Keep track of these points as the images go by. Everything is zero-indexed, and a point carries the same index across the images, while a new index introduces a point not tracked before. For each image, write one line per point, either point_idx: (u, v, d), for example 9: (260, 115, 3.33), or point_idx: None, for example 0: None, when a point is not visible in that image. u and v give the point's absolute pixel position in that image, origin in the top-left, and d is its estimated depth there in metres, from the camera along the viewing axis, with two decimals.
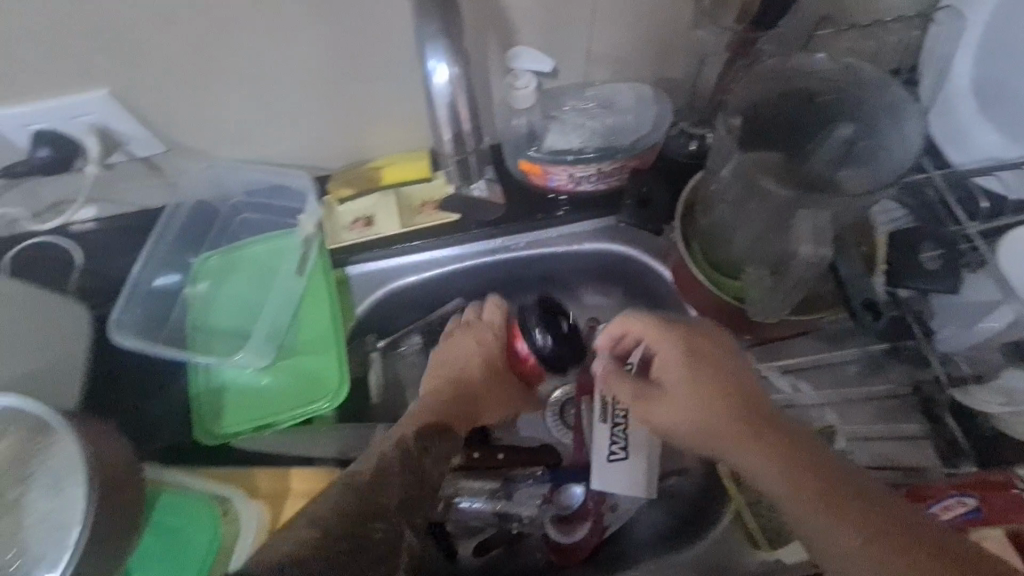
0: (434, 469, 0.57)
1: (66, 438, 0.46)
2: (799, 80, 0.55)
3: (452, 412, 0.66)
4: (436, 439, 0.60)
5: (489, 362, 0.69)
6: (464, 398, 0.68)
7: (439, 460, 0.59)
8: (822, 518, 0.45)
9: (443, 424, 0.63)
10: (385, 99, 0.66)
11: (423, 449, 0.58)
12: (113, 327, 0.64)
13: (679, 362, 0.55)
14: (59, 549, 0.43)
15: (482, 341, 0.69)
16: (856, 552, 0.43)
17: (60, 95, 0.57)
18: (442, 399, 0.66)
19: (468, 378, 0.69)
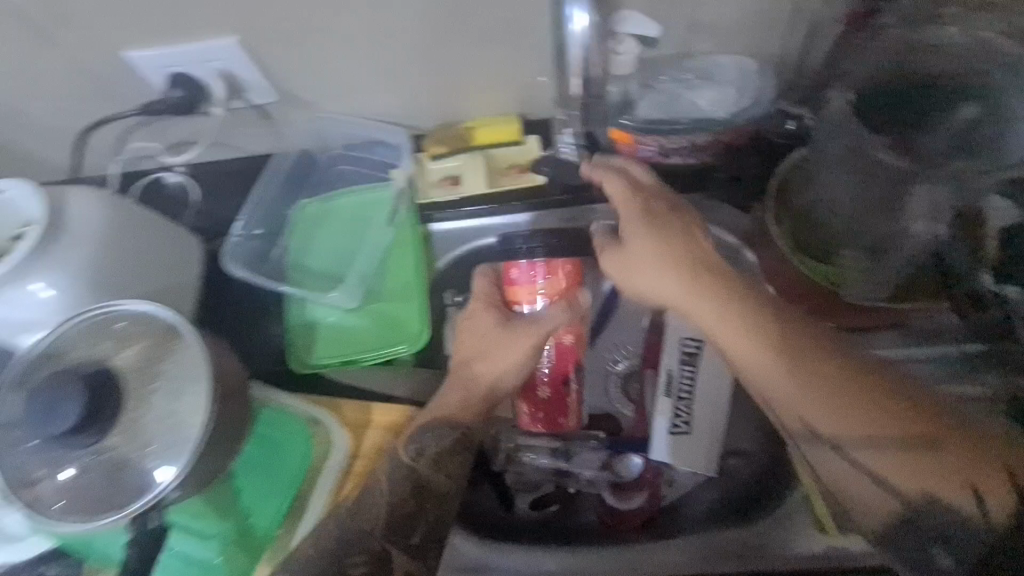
0: (437, 474, 0.57)
1: (187, 348, 0.52)
2: (920, 59, 0.53)
3: (457, 393, 0.63)
4: (427, 436, 0.59)
5: (480, 326, 0.66)
6: (466, 376, 0.64)
7: (443, 455, 0.58)
8: (791, 377, 0.48)
9: (450, 412, 0.61)
10: (485, 61, 0.67)
11: (418, 454, 0.58)
12: (226, 255, 0.70)
13: (647, 231, 0.59)
14: (180, 445, 0.49)
15: (480, 305, 0.67)
16: (824, 407, 0.47)
17: (195, 39, 0.62)
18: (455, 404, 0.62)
19: (469, 353, 0.66)
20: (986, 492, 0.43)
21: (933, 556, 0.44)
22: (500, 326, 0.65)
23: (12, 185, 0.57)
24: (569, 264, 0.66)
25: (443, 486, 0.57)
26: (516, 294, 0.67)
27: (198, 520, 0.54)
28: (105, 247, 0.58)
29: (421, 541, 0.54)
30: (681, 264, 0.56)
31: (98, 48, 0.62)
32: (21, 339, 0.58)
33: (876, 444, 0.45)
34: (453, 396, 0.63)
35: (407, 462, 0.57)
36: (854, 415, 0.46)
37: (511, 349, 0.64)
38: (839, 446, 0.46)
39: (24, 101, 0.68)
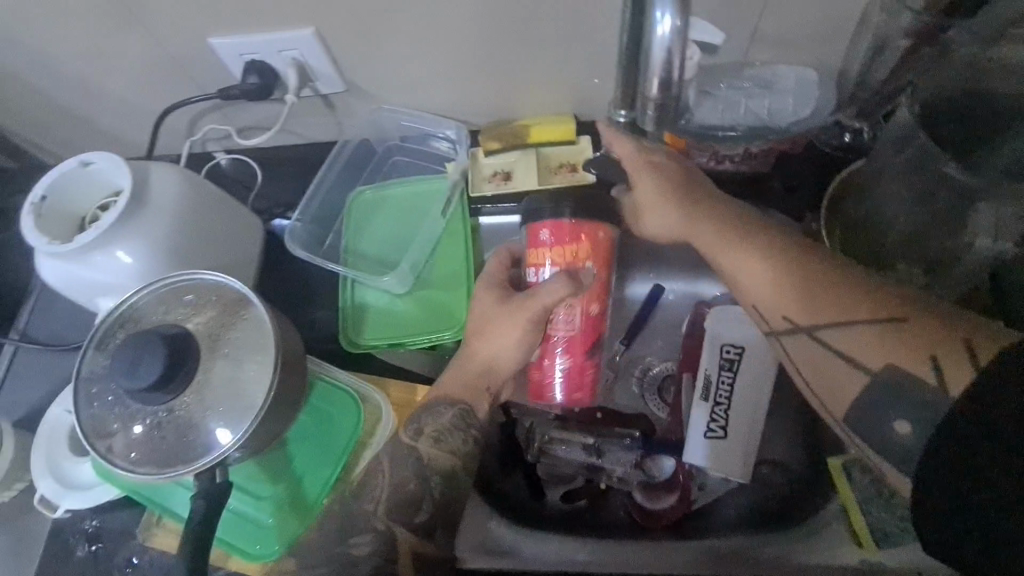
0: (438, 451, 0.57)
1: (255, 319, 0.55)
2: (986, 80, 0.54)
3: (459, 372, 0.63)
4: (427, 415, 0.60)
5: (484, 305, 0.64)
6: (472, 354, 0.63)
7: (443, 432, 0.58)
8: (767, 273, 0.54)
9: (450, 390, 0.62)
10: (546, 62, 0.69)
11: (418, 432, 0.58)
12: (287, 236, 0.73)
13: (649, 171, 0.61)
14: (246, 409, 0.52)
15: (486, 287, 0.65)
16: (794, 298, 0.52)
17: (274, 30, 0.66)
18: (459, 376, 0.62)
19: (473, 331, 0.64)
20: (944, 364, 0.45)
21: (893, 428, 0.47)
22: (502, 304, 0.63)
23: (99, 158, 0.60)
24: (591, 233, 0.61)
25: (444, 464, 0.57)
26: (534, 259, 0.63)
27: (255, 481, 0.59)
28: (181, 220, 0.62)
29: (427, 521, 0.54)
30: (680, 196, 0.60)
31: (183, 35, 0.66)
32: (99, 302, 0.63)
33: (855, 332, 0.49)
34: (456, 372, 0.63)
35: (408, 444, 0.57)
36: (819, 301, 0.51)
37: (513, 329, 0.61)
38: (812, 331, 0.51)
39: (110, 82, 0.72)
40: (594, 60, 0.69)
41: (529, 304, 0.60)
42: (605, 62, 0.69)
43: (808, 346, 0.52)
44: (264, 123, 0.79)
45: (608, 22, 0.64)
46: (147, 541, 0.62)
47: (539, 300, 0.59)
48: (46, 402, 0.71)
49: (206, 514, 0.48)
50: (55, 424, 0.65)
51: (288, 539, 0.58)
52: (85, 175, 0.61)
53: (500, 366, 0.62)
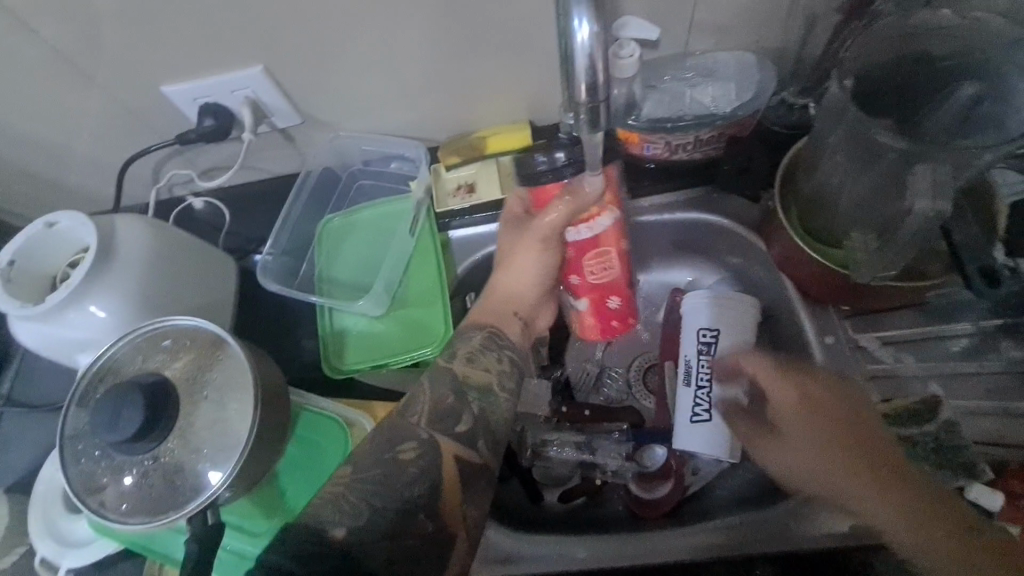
0: (471, 369, 0.60)
1: (228, 358, 0.56)
2: (918, 41, 0.54)
3: (493, 297, 0.68)
4: (461, 341, 0.64)
5: (509, 233, 0.68)
6: (502, 278, 0.68)
7: (474, 354, 0.61)
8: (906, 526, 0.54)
9: (483, 316, 0.66)
10: (494, 73, 0.71)
11: (453, 355, 0.61)
12: (261, 271, 0.75)
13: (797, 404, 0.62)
14: (230, 448, 0.53)
15: (509, 214, 0.69)
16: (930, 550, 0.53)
17: (224, 72, 0.67)
18: (490, 302, 0.68)
19: (503, 258, 0.69)
20: None
21: None
22: (522, 234, 0.66)
23: (64, 218, 0.61)
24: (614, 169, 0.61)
25: (483, 380, 0.59)
26: (536, 203, 0.64)
27: (249, 518, 0.59)
28: (151, 269, 0.63)
29: (468, 431, 0.55)
30: (828, 441, 0.60)
31: (135, 86, 0.67)
32: (78, 358, 0.64)
33: None
34: (488, 299, 0.68)
35: (447, 366, 0.60)
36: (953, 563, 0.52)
37: (531, 259, 0.66)
38: None
39: (69, 141, 0.73)
40: (539, 66, 0.70)
41: (540, 232, 0.63)
42: (551, 67, 0.70)
43: None
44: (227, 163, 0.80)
45: (547, 27, 0.65)
46: None
47: (548, 228, 0.62)
48: (38, 464, 0.72)
49: (200, 555, 0.49)
50: (49, 485, 0.66)
51: None
52: (52, 236, 0.62)
53: (522, 292, 0.68)
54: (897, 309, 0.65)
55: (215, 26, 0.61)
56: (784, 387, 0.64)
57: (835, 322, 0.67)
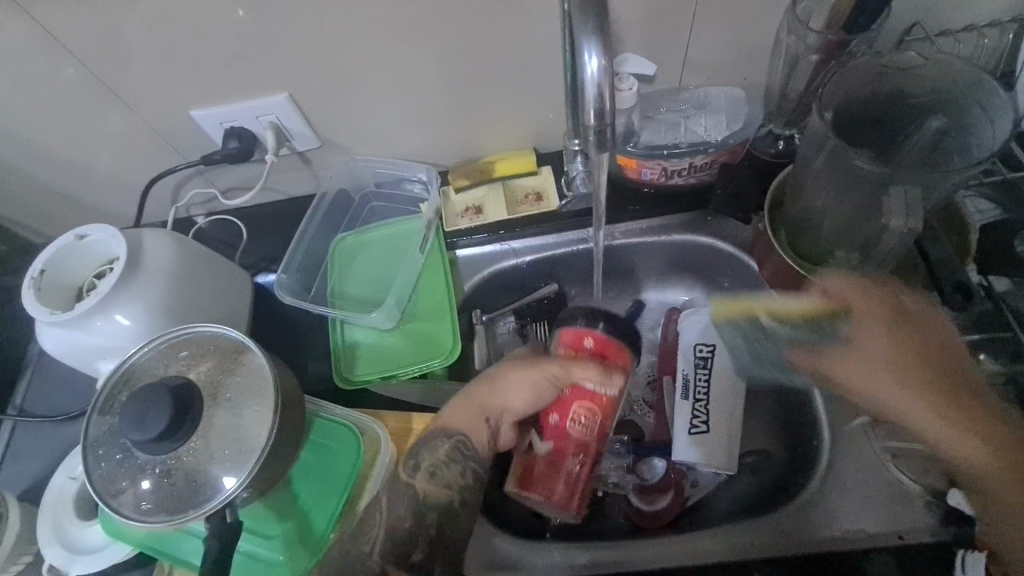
0: (431, 486, 0.59)
1: (247, 363, 0.58)
2: (892, 79, 0.59)
3: (460, 403, 0.65)
4: (426, 448, 0.62)
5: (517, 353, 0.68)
6: (473, 389, 0.65)
7: (438, 466, 0.60)
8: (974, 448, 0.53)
9: (449, 421, 0.64)
10: (503, 104, 0.76)
11: (416, 469, 0.60)
12: (280, 283, 0.79)
13: (888, 325, 0.60)
14: (248, 451, 0.55)
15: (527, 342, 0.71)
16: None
17: (250, 98, 0.71)
18: (470, 396, 0.65)
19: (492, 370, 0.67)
20: None
21: None
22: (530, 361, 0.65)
23: (94, 230, 0.64)
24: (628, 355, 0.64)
25: (436, 499, 0.58)
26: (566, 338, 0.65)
27: (263, 522, 0.61)
28: (173, 281, 0.66)
29: (420, 556, 0.56)
30: (907, 363, 0.58)
31: (165, 110, 0.72)
32: (98, 365, 0.66)
33: None
34: (447, 409, 0.65)
35: (407, 482, 0.60)
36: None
37: (528, 385, 0.64)
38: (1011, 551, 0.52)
39: (98, 160, 0.77)
40: (543, 98, 0.76)
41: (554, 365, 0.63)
42: (555, 99, 0.76)
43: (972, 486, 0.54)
44: (246, 183, 0.84)
45: (551, 64, 0.71)
46: None
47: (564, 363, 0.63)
48: (48, 472, 0.73)
49: (217, 558, 0.50)
50: (58, 492, 0.67)
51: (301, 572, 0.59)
52: (81, 247, 0.65)
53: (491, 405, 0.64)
54: None
55: (247, 55, 0.66)
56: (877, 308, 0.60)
57: None
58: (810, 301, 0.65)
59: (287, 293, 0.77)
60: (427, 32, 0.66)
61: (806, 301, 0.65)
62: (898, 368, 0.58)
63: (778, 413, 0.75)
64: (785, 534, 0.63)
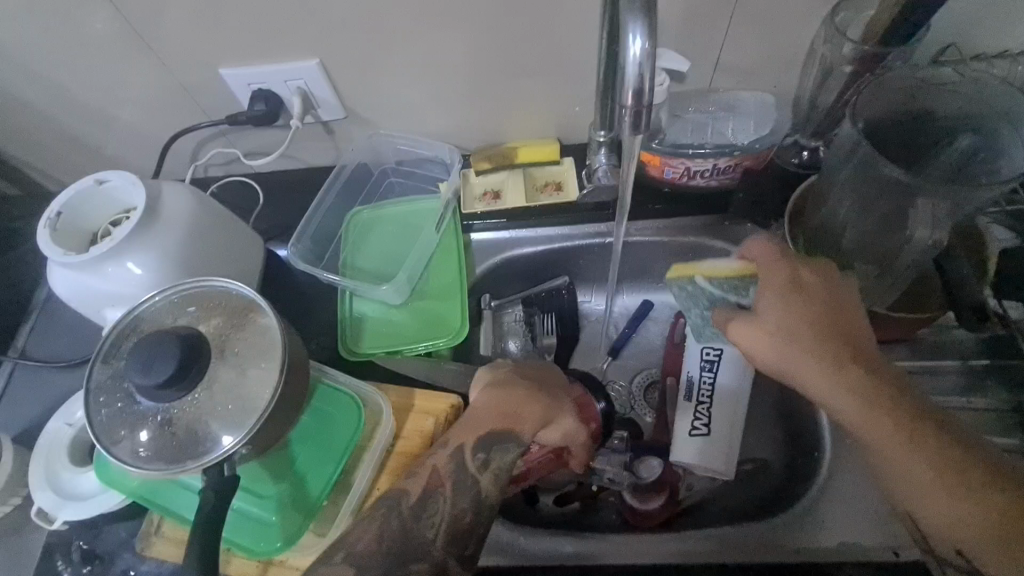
0: (494, 489, 0.57)
1: (257, 321, 0.58)
2: (926, 95, 0.59)
3: (525, 406, 0.60)
4: (495, 447, 0.58)
5: (556, 378, 0.67)
6: (537, 398, 0.62)
7: (504, 470, 0.58)
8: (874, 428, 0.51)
9: (520, 425, 0.59)
10: (530, 91, 0.76)
11: (484, 466, 0.57)
12: (294, 250, 0.78)
13: (786, 292, 0.57)
14: (251, 408, 0.54)
15: (543, 362, 0.69)
16: (910, 461, 0.50)
17: (280, 62, 0.71)
18: (532, 404, 0.61)
19: (540, 384, 0.64)
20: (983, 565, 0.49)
21: None
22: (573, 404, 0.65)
23: (115, 176, 0.64)
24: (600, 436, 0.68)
25: (494, 499, 0.57)
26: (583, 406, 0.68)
27: (258, 482, 0.60)
28: (188, 235, 0.65)
29: (473, 553, 0.55)
30: (796, 326, 0.56)
31: (194, 66, 0.71)
32: (106, 312, 0.66)
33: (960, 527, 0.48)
34: (509, 406, 0.60)
35: (472, 474, 0.57)
36: (929, 475, 0.49)
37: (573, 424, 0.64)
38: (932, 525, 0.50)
39: (121, 112, 0.77)
40: (573, 89, 0.76)
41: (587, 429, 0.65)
42: (584, 90, 0.76)
43: (886, 469, 0.51)
44: (267, 148, 0.84)
45: (585, 54, 0.71)
46: (145, 550, 0.63)
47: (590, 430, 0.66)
48: (44, 417, 0.73)
49: (214, 509, 0.50)
50: (53, 437, 0.66)
51: (291, 536, 0.59)
52: (101, 192, 0.65)
53: (549, 424, 0.62)
54: (890, 342, 0.68)
55: (283, 18, 0.66)
56: (776, 273, 0.59)
57: None
58: (737, 264, 0.64)
59: (297, 260, 0.77)
60: (464, 10, 0.65)
61: (735, 263, 0.64)
62: (789, 335, 0.56)
63: (779, 423, 0.75)
64: (776, 540, 0.62)
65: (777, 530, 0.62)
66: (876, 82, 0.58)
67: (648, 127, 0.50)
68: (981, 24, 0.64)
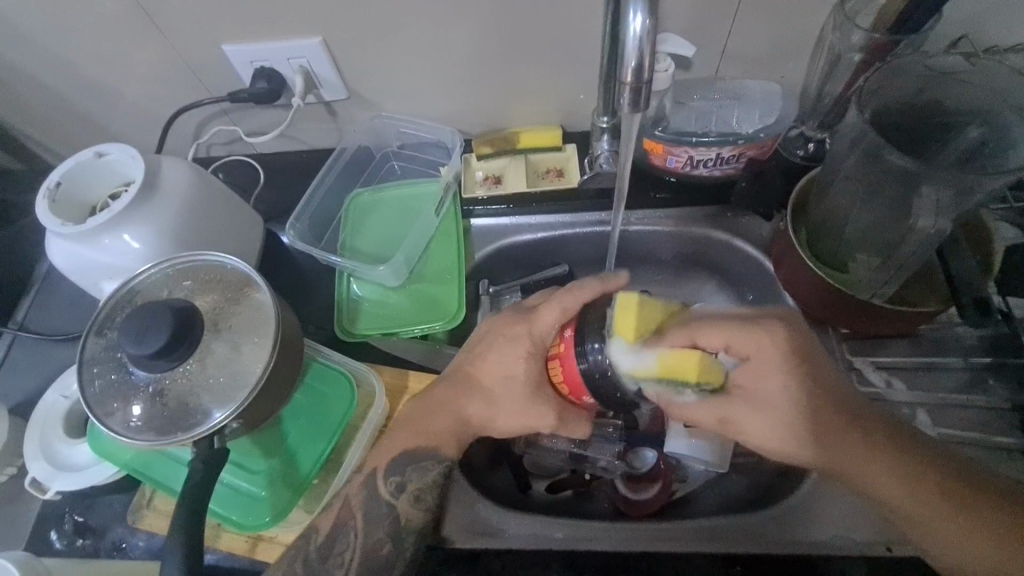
0: (412, 509, 0.59)
1: (253, 294, 0.58)
2: (936, 84, 0.58)
3: (439, 418, 0.61)
4: (413, 469, 0.60)
5: (507, 368, 0.60)
6: (461, 403, 0.62)
7: (423, 492, 0.60)
8: (872, 471, 0.55)
9: (438, 443, 0.61)
10: (535, 76, 0.75)
11: (398, 490, 0.59)
12: (292, 233, 0.78)
13: (785, 373, 0.54)
14: (245, 381, 0.54)
15: (508, 337, 0.60)
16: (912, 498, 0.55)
17: (282, 40, 0.70)
18: (442, 412, 0.61)
19: (478, 384, 0.62)
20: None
21: None
22: (531, 398, 0.59)
23: (114, 149, 0.64)
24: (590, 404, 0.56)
25: (417, 522, 0.59)
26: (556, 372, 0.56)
27: (249, 456, 0.61)
28: (187, 209, 0.65)
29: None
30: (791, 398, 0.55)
31: (196, 43, 0.71)
32: (103, 284, 0.66)
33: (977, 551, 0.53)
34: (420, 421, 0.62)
35: (387, 499, 0.59)
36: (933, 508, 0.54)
37: (515, 416, 0.60)
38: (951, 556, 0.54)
39: (125, 88, 0.76)
40: (578, 74, 0.75)
41: (547, 411, 0.59)
42: (589, 76, 0.75)
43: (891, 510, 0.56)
44: (269, 128, 0.83)
45: (591, 39, 0.70)
46: (136, 522, 0.63)
47: (552, 411, 0.59)
48: (41, 389, 0.74)
49: (201, 478, 0.50)
50: (48, 409, 0.67)
51: (280, 511, 0.59)
52: (100, 165, 0.65)
53: (475, 426, 0.62)
54: (891, 337, 0.68)
55: None
56: (771, 356, 0.54)
57: (831, 343, 0.69)
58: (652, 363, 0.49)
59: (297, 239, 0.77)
60: None
61: (650, 365, 0.49)
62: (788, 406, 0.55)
63: None
64: (764, 531, 0.62)
65: (760, 528, 0.62)
66: (885, 69, 0.57)
67: (649, 108, 0.49)
68: (995, 13, 0.62)
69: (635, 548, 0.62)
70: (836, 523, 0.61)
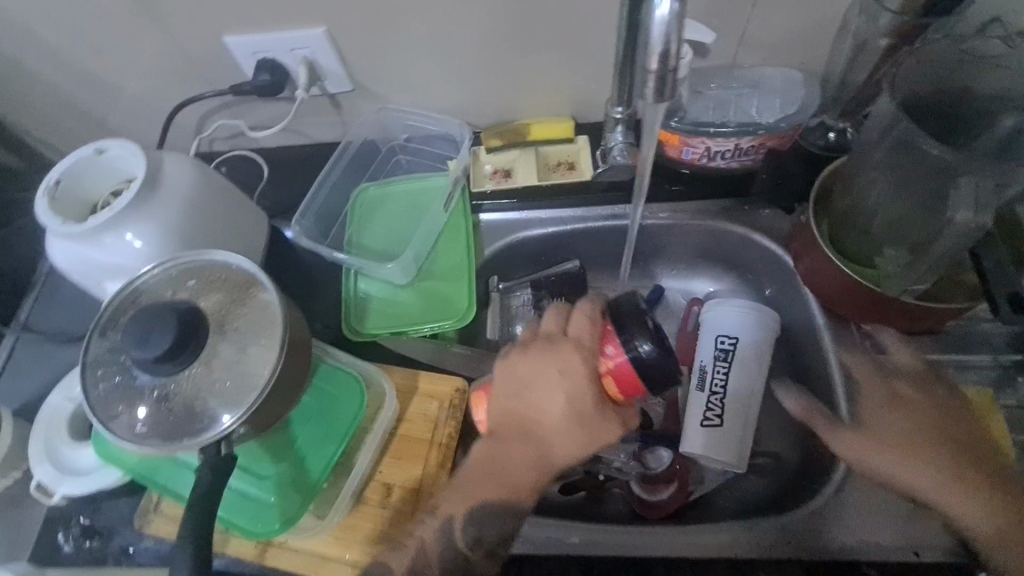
0: (490, 565, 0.55)
1: (261, 293, 0.56)
2: (968, 70, 0.56)
3: (519, 470, 0.57)
4: (491, 523, 0.55)
5: (574, 404, 0.55)
6: (527, 450, 0.57)
7: (500, 545, 0.56)
8: (964, 499, 0.56)
9: (523, 497, 0.56)
10: (547, 65, 0.73)
11: (475, 544, 0.55)
12: (299, 231, 0.76)
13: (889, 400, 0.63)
14: (255, 385, 0.52)
15: (561, 369, 0.56)
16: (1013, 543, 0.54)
17: (286, 30, 0.68)
18: (518, 462, 0.57)
19: (539, 427, 0.57)
20: None
21: None
22: (597, 422, 0.55)
23: (115, 145, 0.62)
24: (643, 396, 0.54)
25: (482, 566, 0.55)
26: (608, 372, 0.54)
27: (257, 460, 0.59)
28: (190, 206, 0.63)
29: None
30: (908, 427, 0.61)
31: (198, 34, 0.68)
32: (106, 284, 0.64)
33: None
34: (504, 474, 0.57)
35: (462, 548, 0.55)
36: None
37: (583, 444, 0.56)
38: None
39: (124, 82, 0.74)
40: (591, 63, 0.72)
41: (615, 425, 0.56)
42: (603, 65, 0.72)
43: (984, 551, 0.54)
44: (272, 121, 0.81)
45: (605, 25, 0.67)
46: (145, 527, 0.62)
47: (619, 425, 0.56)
48: (44, 392, 0.72)
49: (209, 488, 0.49)
50: (53, 411, 0.65)
51: (290, 517, 0.58)
52: (100, 162, 0.63)
53: (558, 471, 0.58)
54: (918, 333, 0.66)
55: None
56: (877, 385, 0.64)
57: (856, 340, 0.67)
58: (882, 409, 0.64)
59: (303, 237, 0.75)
60: None
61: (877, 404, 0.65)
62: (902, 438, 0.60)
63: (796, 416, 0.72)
64: (797, 540, 0.59)
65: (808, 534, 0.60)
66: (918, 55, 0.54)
67: (672, 97, 0.47)
68: None
69: (650, 551, 0.60)
70: (858, 523, 0.60)
